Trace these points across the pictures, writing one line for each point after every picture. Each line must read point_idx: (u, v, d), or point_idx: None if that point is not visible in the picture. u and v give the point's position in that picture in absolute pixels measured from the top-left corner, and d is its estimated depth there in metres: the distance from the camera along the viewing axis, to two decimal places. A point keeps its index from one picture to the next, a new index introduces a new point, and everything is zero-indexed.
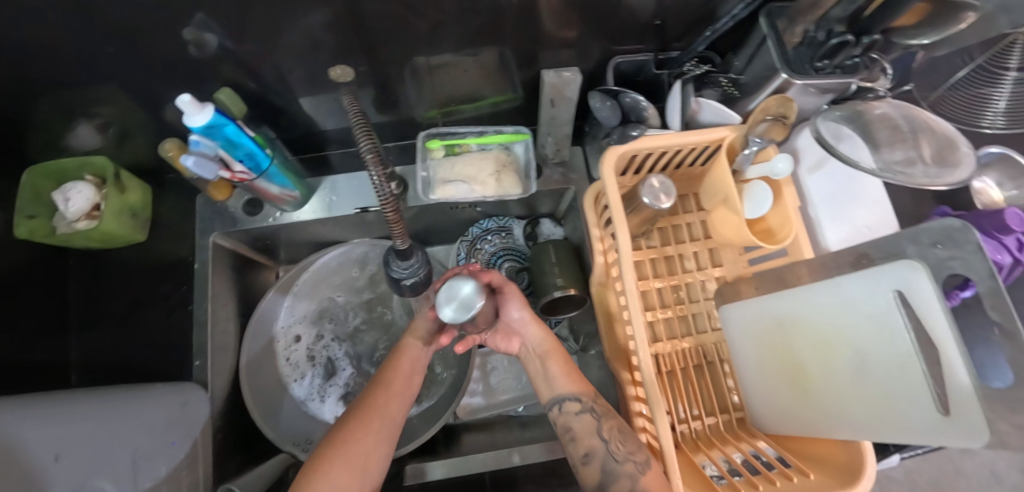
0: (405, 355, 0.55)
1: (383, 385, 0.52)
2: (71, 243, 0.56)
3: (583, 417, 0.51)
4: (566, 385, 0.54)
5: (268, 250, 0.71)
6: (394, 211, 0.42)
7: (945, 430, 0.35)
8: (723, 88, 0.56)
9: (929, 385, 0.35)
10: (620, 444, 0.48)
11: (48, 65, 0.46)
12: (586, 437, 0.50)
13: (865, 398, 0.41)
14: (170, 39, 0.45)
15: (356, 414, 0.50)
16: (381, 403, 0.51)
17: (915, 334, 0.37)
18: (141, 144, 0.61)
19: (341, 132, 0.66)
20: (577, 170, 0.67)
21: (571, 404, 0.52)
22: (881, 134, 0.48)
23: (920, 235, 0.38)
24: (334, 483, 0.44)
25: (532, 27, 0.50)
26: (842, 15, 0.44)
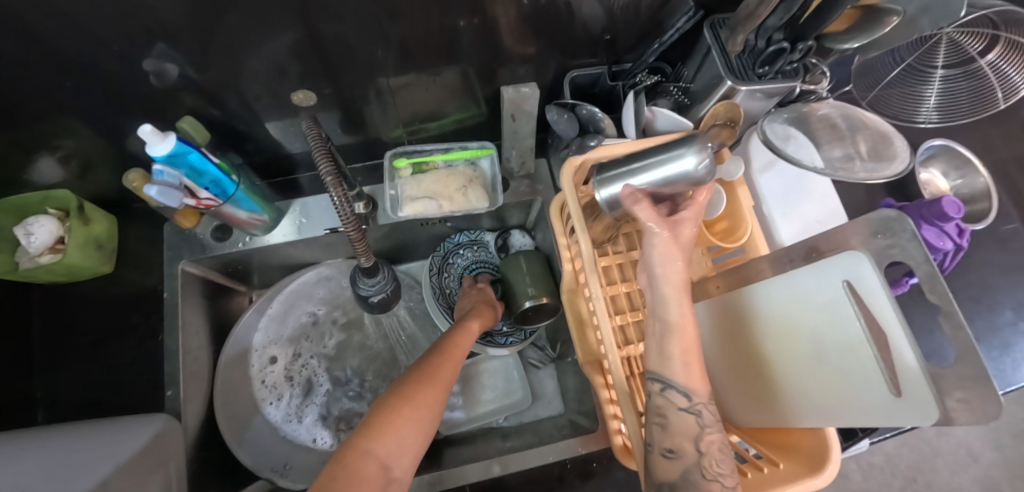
0: (466, 335, 0.58)
1: (445, 355, 0.53)
2: (34, 278, 0.55)
3: (684, 417, 0.42)
4: (686, 376, 0.42)
5: (239, 275, 0.71)
6: (353, 225, 0.42)
7: (897, 411, 0.37)
8: (675, 97, 0.58)
9: (882, 369, 0.37)
10: (715, 463, 0.42)
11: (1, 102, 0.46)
12: (682, 438, 0.42)
13: (825, 386, 0.43)
14: (128, 70, 0.45)
15: (418, 376, 0.48)
16: (444, 371, 0.51)
17: (865, 321, 0.39)
18: (105, 175, 0.61)
19: (308, 155, 0.67)
20: (544, 181, 0.68)
21: (678, 395, 0.42)
22: (821, 134, 0.51)
23: (862, 228, 0.40)
24: (397, 435, 0.41)
25: (490, 44, 0.52)
26: (778, 24, 0.46)
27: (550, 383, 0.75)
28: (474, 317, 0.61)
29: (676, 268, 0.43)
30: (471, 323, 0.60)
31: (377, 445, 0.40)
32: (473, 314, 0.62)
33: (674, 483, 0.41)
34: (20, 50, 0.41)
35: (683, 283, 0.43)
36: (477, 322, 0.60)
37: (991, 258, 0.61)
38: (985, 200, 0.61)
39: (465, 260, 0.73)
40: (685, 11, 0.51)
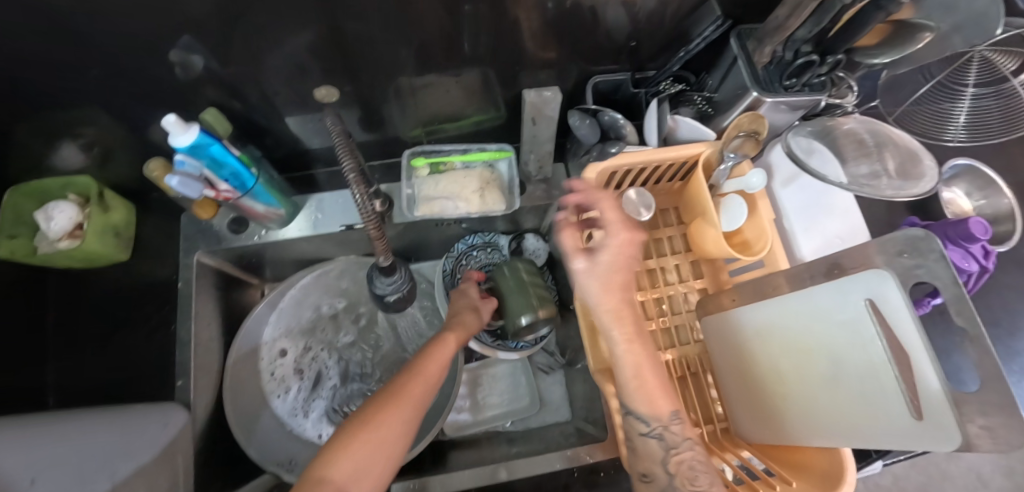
0: (444, 346, 0.52)
1: (420, 369, 0.49)
2: (52, 264, 0.56)
3: (649, 441, 0.45)
4: (647, 404, 0.44)
5: (252, 268, 0.71)
6: (373, 219, 0.40)
7: (917, 435, 0.36)
8: (699, 106, 0.57)
9: (903, 393, 0.36)
10: (689, 482, 0.42)
11: (28, 90, 0.46)
12: (650, 461, 0.45)
13: (842, 406, 0.42)
14: (155, 61, 0.46)
15: (385, 394, 0.45)
16: (414, 387, 0.46)
17: (886, 340, 0.38)
18: (124, 163, 0.61)
19: (326, 151, 0.67)
20: (560, 186, 0.67)
21: (638, 422, 0.45)
22: (847, 149, 0.50)
23: (886, 245, 0.40)
24: (354, 460, 0.39)
25: (512, 49, 0.52)
26: (807, 36, 0.45)
27: (558, 390, 0.74)
28: (453, 329, 0.55)
29: (606, 295, 0.44)
30: (450, 336, 0.54)
31: (332, 474, 0.37)
32: (451, 326, 0.56)
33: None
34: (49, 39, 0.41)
35: (620, 310, 0.44)
36: (455, 334, 0.55)
37: (1015, 281, 0.60)
38: (1009, 222, 0.60)
39: (479, 262, 0.72)
40: (713, 20, 0.50)
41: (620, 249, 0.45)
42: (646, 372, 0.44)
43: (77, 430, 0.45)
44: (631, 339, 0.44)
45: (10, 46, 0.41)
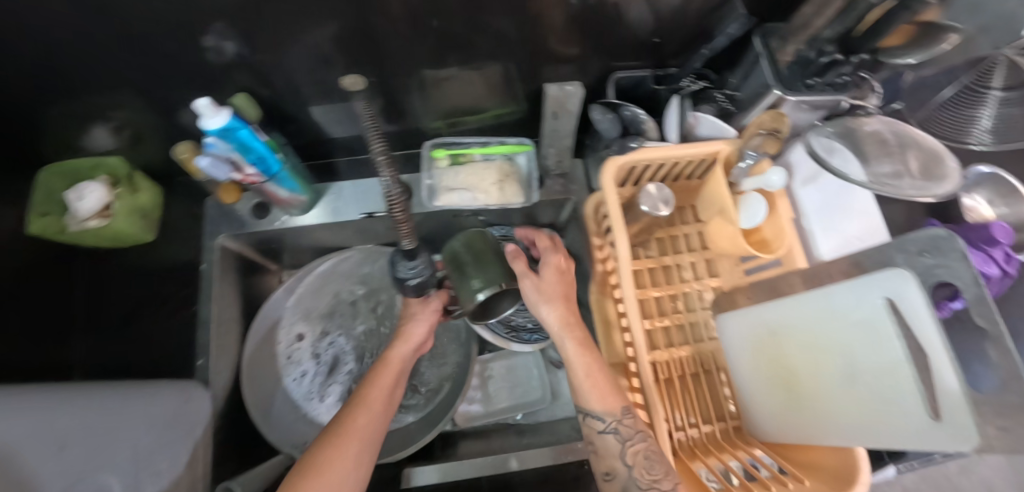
0: (388, 369, 0.54)
1: (365, 398, 0.50)
2: (82, 241, 0.58)
3: (607, 438, 0.47)
4: (601, 401, 0.48)
5: (272, 254, 0.72)
6: (400, 200, 0.40)
7: (932, 434, 0.35)
8: (719, 103, 0.57)
9: (919, 392, 0.36)
10: (646, 471, 0.45)
11: (66, 72, 0.48)
12: (610, 457, 0.47)
13: (857, 404, 0.42)
14: (189, 48, 0.47)
15: (332, 436, 0.45)
16: (360, 416, 0.48)
17: (904, 339, 0.37)
18: (152, 147, 0.63)
19: (349, 140, 0.68)
20: (578, 181, 0.68)
21: (595, 421, 0.48)
22: (869, 148, 0.48)
23: (908, 244, 0.40)
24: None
25: (535, 43, 0.53)
26: (833, 36, 0.46)
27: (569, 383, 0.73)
28: (397, 343, 0.57)
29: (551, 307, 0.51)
30: (394, 352, 0.56)
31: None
32: (394, 339, 0.58)
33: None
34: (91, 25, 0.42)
35: (567, 318, 0.51)
36: (399, 349, 0.56)
37: None
38: None
39: None
40: (738, 17, 0.51)
41: (555, 266, 0.55)
42: (590, 370, 0.49)
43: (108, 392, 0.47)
44: (580, 343, 0.50)
45: (53, 30, 0.43)
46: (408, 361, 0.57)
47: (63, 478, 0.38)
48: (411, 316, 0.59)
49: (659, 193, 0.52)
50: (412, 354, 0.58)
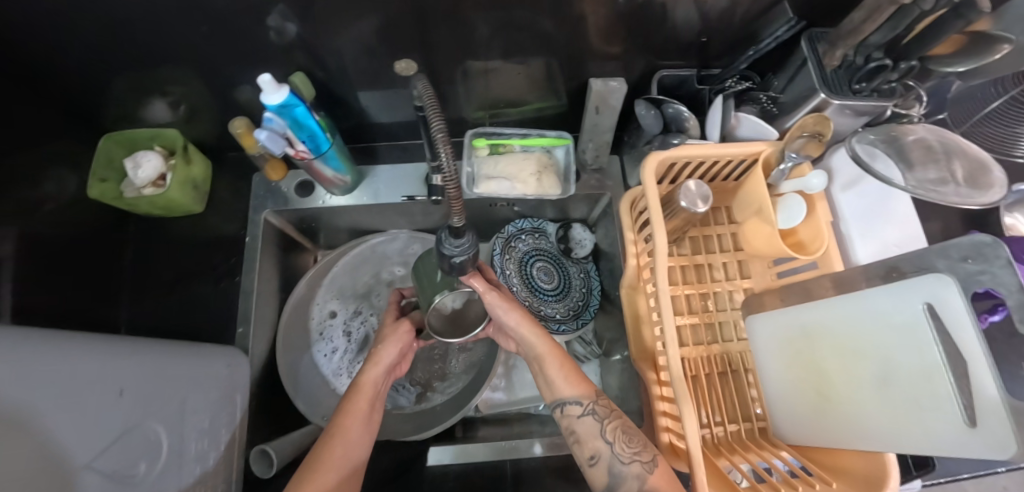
0: (361, 397, 0.52)
1: (341, 429, 0.50)
2: (134, 208, 0.62)
3: (586, 420, 0.50)
4: (571, 388, 0.52)
5: (310, 232, 0.75)
6: (454, 182, 0.34)
7: (970, 442, 0.32)
8: (763, 105, 0.58)
9: (956, 400, 0.32)
10: (625, 445, 0.48)
11: (136, 47, 0.51)
12: (591, 439, 0.49)
13: (889, 412, 0.39)
14: (249, 32, 0.50)
15: (308, 470, 0.46)
16: (335, 449, 0.48)
17: (945, 347, 0.34)
18: (206, 122, 0.66)
19: (392, 125, 0.70)
20: (613, 177, 0.71)
21: (571, 407, 0.51)
22: (913, 154, 0.49)
23: (951, 250, 0.35)
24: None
25: (580, 40, 0.54)
26: (881, 41, 0.48)
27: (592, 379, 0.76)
28: (369, 367, 0.54)
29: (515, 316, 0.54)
30: (365, 376, 0.54)
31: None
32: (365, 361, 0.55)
33: (609, 484, 0.47)
34: (163, 9, 0.46)
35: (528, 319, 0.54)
36: (370, 371, 0.54)
37: None
38: None
39: (526, 246, 0.74)
40: (785, 21, 0.53)
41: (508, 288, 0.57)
42: (562, 362, 0.54)
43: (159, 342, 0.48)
44: (544, 338, 0.54)
45: (130, 10, 0.45)
46: (383, 383, 0.55)
47: (119, 422, 0.39)
48: (384, 338, 0.56)
49: (699, 191, 0.52)
50: (387, 373, 0.56)
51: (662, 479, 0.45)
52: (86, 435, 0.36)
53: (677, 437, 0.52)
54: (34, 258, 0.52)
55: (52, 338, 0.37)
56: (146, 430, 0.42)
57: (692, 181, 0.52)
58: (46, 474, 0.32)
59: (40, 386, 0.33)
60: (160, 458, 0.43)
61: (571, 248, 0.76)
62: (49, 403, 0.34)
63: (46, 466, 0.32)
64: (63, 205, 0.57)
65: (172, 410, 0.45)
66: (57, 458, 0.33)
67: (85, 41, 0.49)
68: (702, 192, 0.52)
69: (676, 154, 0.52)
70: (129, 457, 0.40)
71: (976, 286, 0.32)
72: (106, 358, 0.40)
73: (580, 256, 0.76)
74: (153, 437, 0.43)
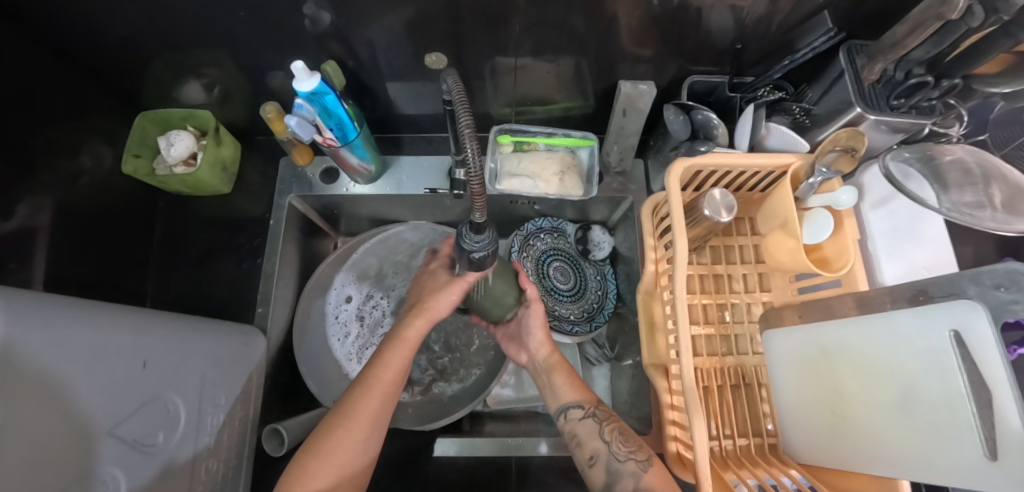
0: (402, 349, 0.52)
1: (372, 380, 0.50)
2: (165, 185, 0.64)
3: (587, 422, 0.52)
4: (574, 394, 0.55)
5: (333, 218, 0.78)
6: (477, 178, 0.34)
7: (988, 477, 0.31)
8: (795, 117, 0.58)
9: (978, 429, 0.32)
10: (622, 444, 0.49)
11: (174, 28, 0.52)
12: (591, 440, 0.50)
13: (908, 438, 0.38)
14: (285, 19, 0.50)
15: (341, 417, 0.47)
16: (371, 400, 0.48)
17: (969, 376, 0.33)
18: (238, 105, 0.67)
19: (418, 117, 0.70)
20: (636, 181, 0.71)
21: (574, 410, 0.53)
22: (950, 176, 0.48)
23: (983, 277, 0.34)
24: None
25: (612, 41, 0.54)
26: (924, 57, 0.47)
27: (603, 381, 0.76)
28: (415, 321, 0.53)
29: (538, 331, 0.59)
30: (407, 332, 0.53)
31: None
32: (415, 315, 0.54)
33: (608, 482, 0.47)
34: None
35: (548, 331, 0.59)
36: (421, 321, 0.53)
37: None
38: None
39: (544, 245, 0.75)
40: (824, 32, 0.51)
41: None
42: (566, 371, 0.57)
43: (181, 316, 0.50)
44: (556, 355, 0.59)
45: None
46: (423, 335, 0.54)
47: (140, 393, 0.41)
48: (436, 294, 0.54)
49: (722, 200, 0.51)
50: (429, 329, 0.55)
51: (655, 477, 0.46)
52: (109, 404, 0.37)
53: (685, 447, 0.51)
54: (71, 228, 0.54)
55: (84, 306, 0.38)
56: (165, 402, 0.44)
57: (714, 189, 0.52)
58: (74, 438, 0.33)
59: (75, 353, 0.35)
60: (177, 429, 0.45)
61: (589, 250, 0.75)
62: (76, 371, 0.34)
63: (71, 431, 0.33)
64: (100, 179, 0.59)
65: (190, 385, 0.47)
66: (84, 424, 0.35)
67: (126, 19, 0.50)
68: (728, 199, 0.51)
69: (724, 155, 0.51)
70: (149, 427, 0.41)
71: (1005, 316, 0.31)
72: (131, 330, 0.41)
73: (598, 258, 0.76)
74: (172, 408, 0.44)
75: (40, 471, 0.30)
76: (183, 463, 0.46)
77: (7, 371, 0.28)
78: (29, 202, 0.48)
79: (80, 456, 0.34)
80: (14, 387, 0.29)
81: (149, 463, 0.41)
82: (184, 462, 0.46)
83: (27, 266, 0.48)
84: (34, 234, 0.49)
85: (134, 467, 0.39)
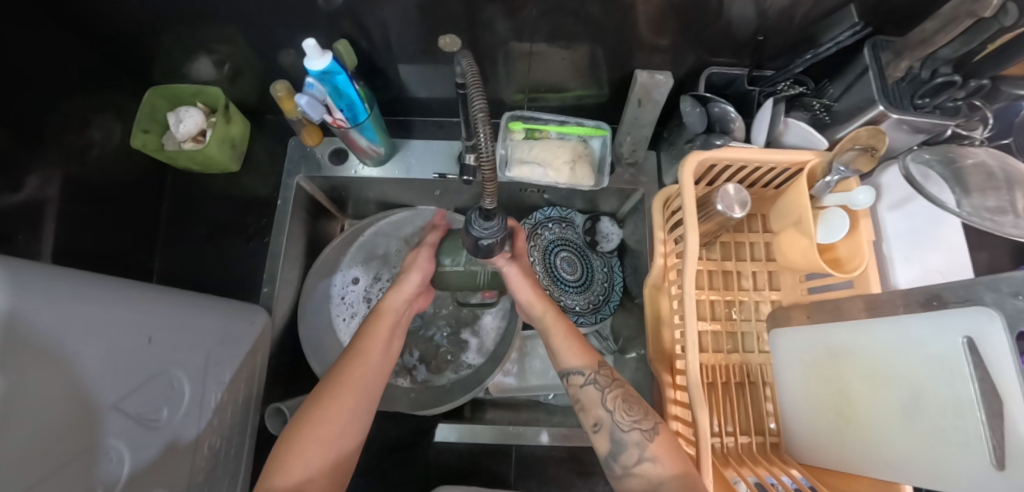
0: (383, 321, 0.54)
1: (360, 353, 0.51)
2: (174, 161, 0.63)
3: (589, 390, 0.50)
4: (576, 358, 0.53)
5: (340, 200, 0.77)
6: (489, 163, 0.34)
7: (993, 487, 0.31)
8: (814, 112, 0.57)
9: (986, 437, 0.31)
10: (624, 413, 0.47)
11: (184, 3, 0.51)
12: (593, 407, 0.49)
13: (914, 443, 0.37)
14: None
15: (327, 388, 0.48)
16: (357, 371, 0.49)
17: (980, 383, 0.32)
18: (248, 82, 0.66)
19: (429, 100, 0.70)
20: (648, 173, 0.70)
21: (576, 376, 0.51)
22: (972, 180, 0.47)
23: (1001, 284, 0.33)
24: (310, 463, 0.43)
25: (629, 30, 0.53)
26: (952, 55, 0.46)
27: None
28: (392, 294, 0.56)
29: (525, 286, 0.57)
30: (386, 303, 0.56)
31: (287, 479, 0.42)
32: (389, 289, 0.57)
33: (612, 450, 0.47)
34: None
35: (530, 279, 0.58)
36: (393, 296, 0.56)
37: None
38: None
39: (551, 234, 0.75)
40: (851, 25, 0.50)
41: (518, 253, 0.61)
42: (566, 332, 0.55)
43: (187, 293, 0.50)
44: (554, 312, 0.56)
45: None
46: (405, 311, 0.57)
47: (145, 369, 0.41)
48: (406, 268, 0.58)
49: (736, 197, 0.50)
50: (409, 301, 0.58)
51: (663, 446, 0.44)
52: (113, 379, 0.37)
53: (686, 441, 0.51)
54: (80, 202, 0.54)
55: (92, 279, 0.38)
56: (170, 378, 0.44)
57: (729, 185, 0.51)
58: (79, 410, 0.34)
59: (86, 329, 0.35)
60: (181, 406, 0.45)
61: (597, 241, 0.76)
62: (83, 344, 0.34)
63: (78, 403, 0.33)
64: (109, 154, 0.59)
65: (196, 362, 0.47)
66: (91, 395, 0.35)
67: None
68: (739, 196, 0.50)
69: (739, 150, 0.50)
70: (153, 402, 0.42)
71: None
72: (141, 307, 0.41)
73: (606, 250, 0.76)
74: (177, 385, 0.44)
75: (45, 441, 0.30)
76: (187, 437, 0.46)
77: (16, 342, 0.28)
78: (37, 174, 0.48)
79: (86, 428, 0.34)
80: (21, 357, 0.29)
81: (153, 438, 0.41)
82: (187, 437, 0.46)
83: (35, 238, 0.48)
84: (42, 207, 0.49)
85: (138, 439, 0.40)
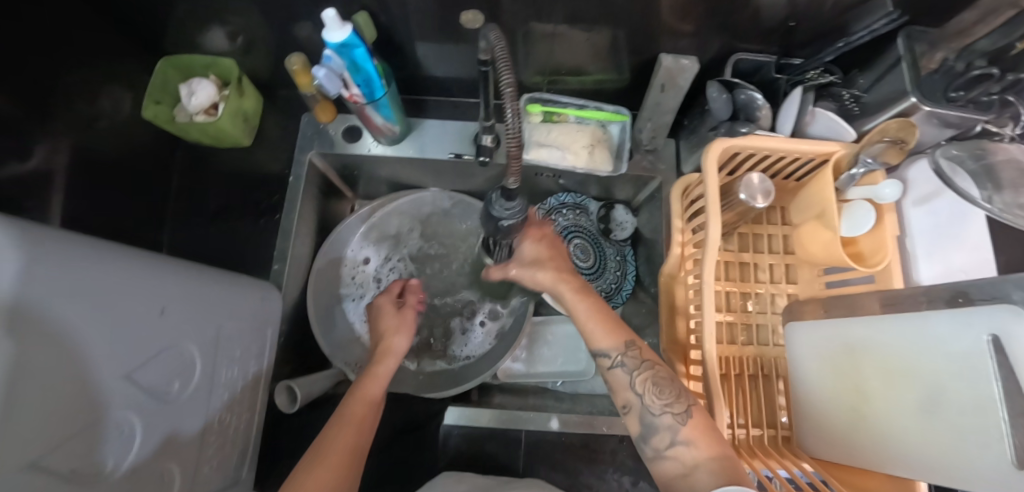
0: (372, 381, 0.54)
1: (347, 414, 0.49)
2: (186, 134, 0.63)
3: (616, 373, 0.47)
4: (601, 335, 0.49)
5: (353, 178, 0.76)
6: (516, 141, 0.33)
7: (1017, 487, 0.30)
8: (842, 103, 0.55)
9: (1006, 436, 0.30)
10: (656, 396, 0.44)
11: None
12: (622, 391, 0.47)
13: (935, 442, 0.36)
14: None
15: (313, 455, 0.45)
16: (345, 431, 0.47)
17: (1001, 383, 0.31)
18: (261, 55, 0.65)
19: (446, 80, 0.68)
20: (666, 160, 0.69)
21: (603, 359, 0.49)
22: (1005, 176, 0.46)
23: None
24: None
25: (656, 13, 0.51)
26: (990, 48, 0.44)
27: None
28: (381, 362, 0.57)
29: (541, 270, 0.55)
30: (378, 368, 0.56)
31: None
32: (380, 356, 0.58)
33: (643, 433, 0.44)
34: None
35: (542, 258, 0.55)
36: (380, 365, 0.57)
37: None
38: None
39: (565, 220, 0.75)
40: (885, 14, 0.48)
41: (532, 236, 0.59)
42: (593, 308, 0.51)
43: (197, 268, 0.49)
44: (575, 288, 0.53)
45: None
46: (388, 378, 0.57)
47: (160, 341, 0.40)
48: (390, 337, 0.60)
49: (759, 186, 0.49)
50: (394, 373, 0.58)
51: (696, 429, 0.41)
52: (127, 348, 0.36)
53: None
54: (89, 173, 0.53)
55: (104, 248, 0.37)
56: (183, 351, 0.43)
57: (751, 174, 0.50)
58: (92, 378, 0.33)
59: (104, 297, 0.34)
60: (193, 379, 0.45)
61: (611, 230, 0.75)
62: (99, 312, 0.34)
63: (89, 372, 0.33)
64: (118, 125, 0.58)
65: (208, 336, 0.47)
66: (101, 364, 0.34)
67: None
68: (763, 187, 0.49)
69: (768, 139, 0.49)
70: (165, 375, 0.41)
71: None
72: (157, 278, 0.41)
73: (620, 239, 0.75)
74: (189, 358, 0.44)
75: (55, 408, 0.29)
76: (196, 412, 0.46)
77: (29, 306, 0.28)
78: (45, 143, 0.47)
79: (98, 397, 0.34)
80: (35, 322, 0.28)
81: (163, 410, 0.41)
82: (196, 412, 0.46)
83: (44, 208, 0.47)
84: (50, 177, 0.48)
85: (149, 411, 0.39)
